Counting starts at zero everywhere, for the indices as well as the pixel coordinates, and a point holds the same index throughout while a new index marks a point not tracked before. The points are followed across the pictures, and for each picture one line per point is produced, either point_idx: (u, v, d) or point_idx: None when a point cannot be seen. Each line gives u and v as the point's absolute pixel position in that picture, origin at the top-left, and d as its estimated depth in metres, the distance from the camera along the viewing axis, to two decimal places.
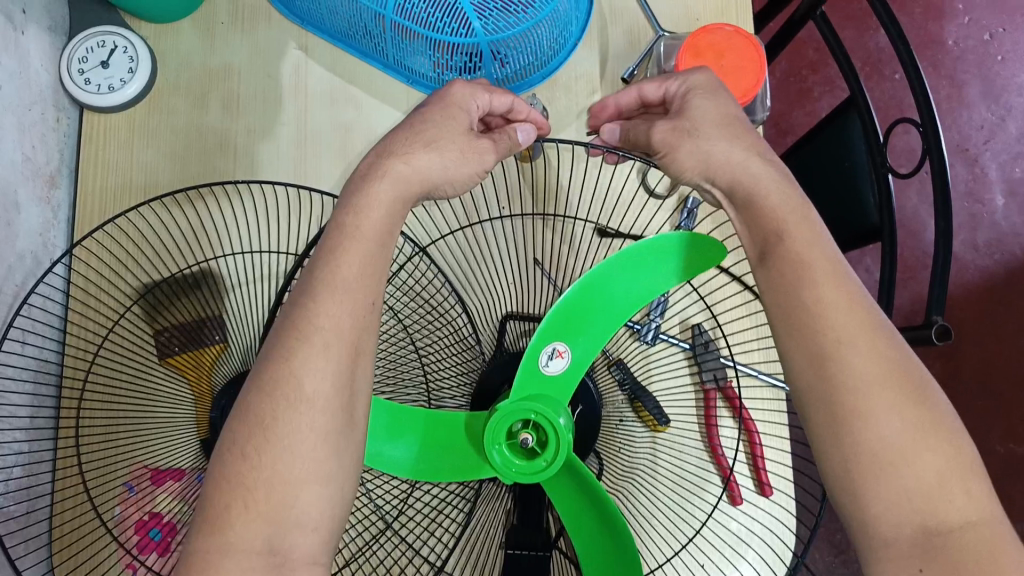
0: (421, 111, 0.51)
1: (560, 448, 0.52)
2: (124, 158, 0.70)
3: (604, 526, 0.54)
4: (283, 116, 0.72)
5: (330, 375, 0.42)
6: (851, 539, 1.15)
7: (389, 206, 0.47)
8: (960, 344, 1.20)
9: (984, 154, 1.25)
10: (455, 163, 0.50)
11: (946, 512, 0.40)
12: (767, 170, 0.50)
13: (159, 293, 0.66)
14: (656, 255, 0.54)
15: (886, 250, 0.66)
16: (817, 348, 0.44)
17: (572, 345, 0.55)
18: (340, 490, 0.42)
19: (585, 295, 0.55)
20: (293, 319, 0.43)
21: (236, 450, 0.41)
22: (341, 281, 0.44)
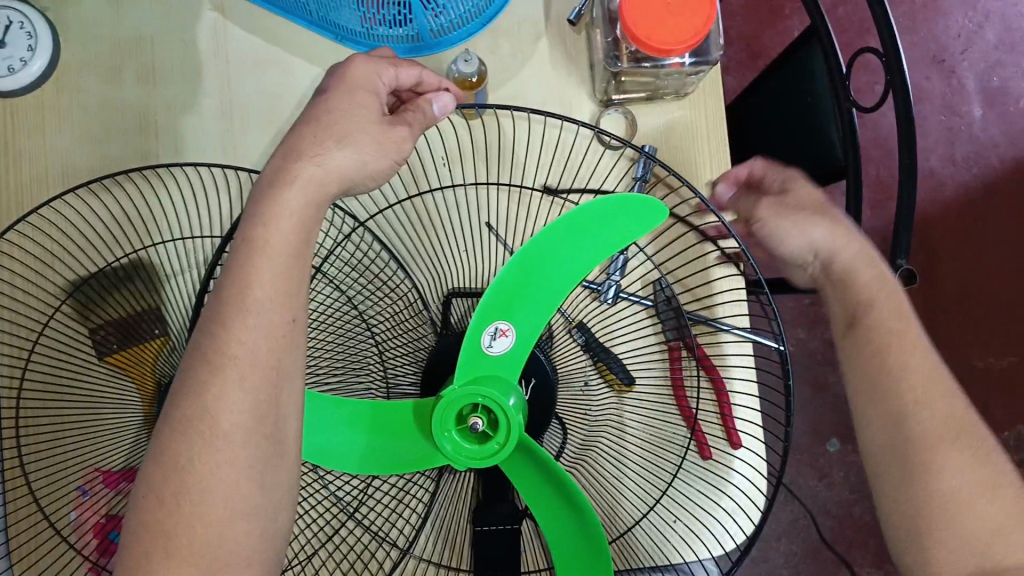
0: (323, 96, 0.48)
1: (510, 431, 0.50)
2: (36, 143, 0.65)
3: (568, 502, 0.53)
4: (205, 86, 0.66)
5: (247, 407, 0.43)
6: (833, 462, 1.16)
7: (300, 212, 0.46)
8: (939, 263, 1.18)
9: (962, 64, 1.20)
10: (372, 157, 0.49)
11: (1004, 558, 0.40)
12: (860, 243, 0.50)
13: (89, 290, 0.63)
14: (595, 223, 0.51)
15: (852, 189, 0.64)
16: (896, 404, 0.44)
17: (514, 323, 0.53)
18: (271, 522, 0.43)
19: (524, 269, 0.52)
20: (204, 351, 0.43)
21: (154, 496, 0.42)
22: (252, 304, 0.44)
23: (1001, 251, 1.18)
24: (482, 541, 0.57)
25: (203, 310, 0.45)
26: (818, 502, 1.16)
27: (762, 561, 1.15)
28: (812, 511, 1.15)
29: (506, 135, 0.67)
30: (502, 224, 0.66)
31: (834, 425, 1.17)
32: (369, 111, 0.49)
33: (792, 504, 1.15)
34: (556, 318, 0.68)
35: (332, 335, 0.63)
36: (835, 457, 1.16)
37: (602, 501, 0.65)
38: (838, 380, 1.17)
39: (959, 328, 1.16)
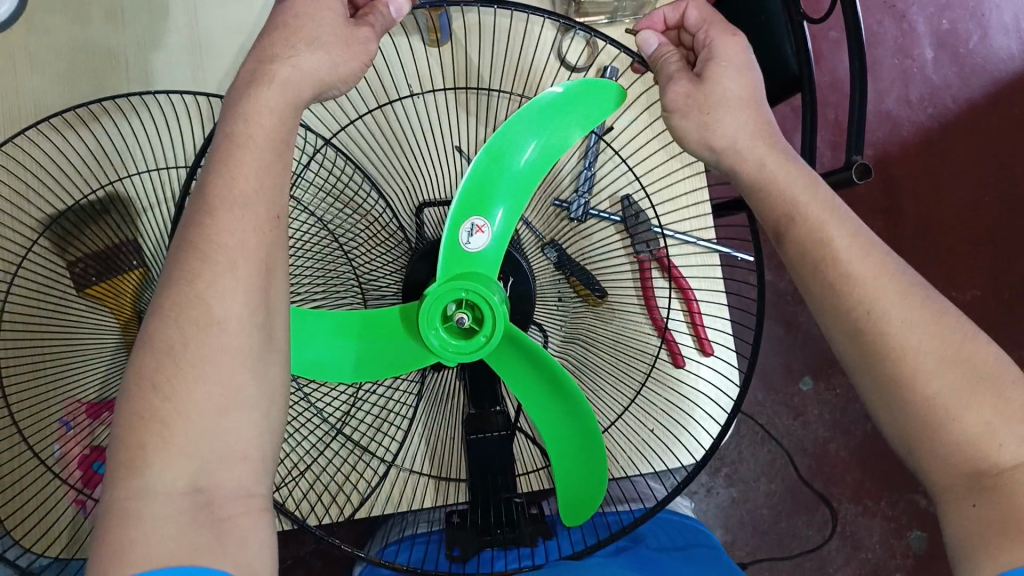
0: (287, 2, 0.50)
1: (496, 321, 0.52)
2: (6, 84, 0.66)
3: (555, 390, 0.55)
4: (170, 21, 0.67)
5: (241, 296, 0.44)
6: (809, 401, 1.19)
7: (279, 112, 0.48)
8: (901, 201, 1.21)
9: (911, 9, 1.24)
10: (342, 60, 0.50)
11: (997, 456, 0.41)
12: (768, 151, 0.52)
13: (67, 222, 0.64)
14: (560, 110, 0.52)
15: (807, 102, 0.66)
16: (855, 323, 0.45)
17: (489, 219, 0.54)
18: (265, 414, 0.44)
19: (493, 162, 0.53)
20: (191, 240, 0.44)
21: (145, 383, 0.41)
22: (239, 195, 0.45)
23: (959, 187, 1.22)
24: (476, 448, 0.59)
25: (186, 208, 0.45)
26: (795, 440, 1.19)
27: (743, 501, 1.17)
28: (789, 450, 1.18)
29: (469, 55, 0.69)
30: (468, 139, 0.69)
31: (806, 364, 1.20)
32: (335, 13, 0.50)
33: (769, 444, 1.18)
34: (526, 233, 0.69)
35: (306, 253, 0.64)
36: (809, 396, 1.19)
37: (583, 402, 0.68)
38: (809, 320, 1.20)
39: (924, 263, 1.20)
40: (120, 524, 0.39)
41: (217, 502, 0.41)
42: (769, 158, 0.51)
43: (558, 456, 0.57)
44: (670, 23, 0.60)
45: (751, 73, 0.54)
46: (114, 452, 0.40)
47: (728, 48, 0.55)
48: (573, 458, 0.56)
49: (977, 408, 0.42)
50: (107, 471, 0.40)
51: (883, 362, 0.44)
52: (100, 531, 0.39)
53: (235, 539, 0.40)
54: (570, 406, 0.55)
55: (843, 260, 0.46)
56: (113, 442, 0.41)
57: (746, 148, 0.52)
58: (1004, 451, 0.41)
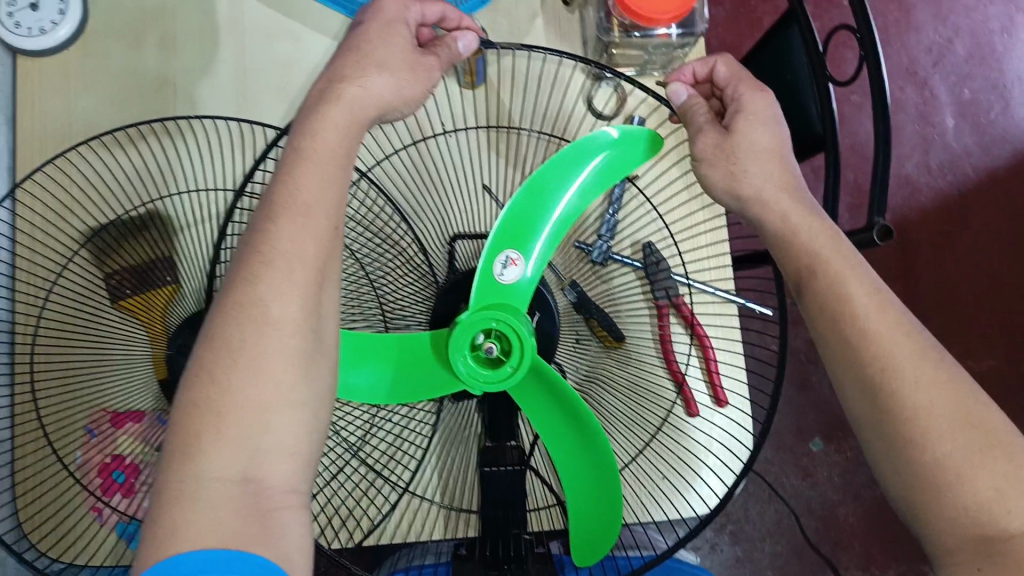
0: (360, 29, 0.52)
1: (524, 353, 0.53)
2: (62, 104, 0.69)
3: (575, 426, 0.56)
4: (220, 52, 0.71)
5: (298, 299, 0.45)
6: (817, 462, 1.18)
7: (344, 128, 0.49)
8: (917, 266, 1.22)
9: (934, 77, 1.26)
10: (408, 84, 0.52)
11: (1005, 521, 0.41)
12: (795, 206, 0.53)
13: (108, 236, 0.66)
14: (600, 153, 0.54)
15: (831, 161, 0.67)
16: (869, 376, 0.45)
17: (524, 255, 0.55)
18: (312, 414, 0.45)
19: (531, 201, 0.55)
20: (254, 242, 0.46)
21: (204, 375, 0.43)
22: (301, 205, 0.47)
23: (976, 256, 1.23)
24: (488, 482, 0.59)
25: (252, 216, 0.47)
26: (803, 502, 1.18)
27: (747, 561, 1.16)
28: (798, 512, 1.17)
29: (503, 101, 0.71)
30: (498, 179, 0.70)
31: (816, 425, 1.19)
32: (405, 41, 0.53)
33: (776, 503, 1.17)
34: (549, 274, 0.69)
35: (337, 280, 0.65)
36: (818, 457, 1.18)
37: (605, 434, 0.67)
38: (820, 381, 1.20)
39: (940, 329, 1.20)
40: (175, 509, 0.40)
41: (265, 493, 0.42)
42: (794, 213, 0.53)
43: (572, 495, 0.58)
44: (699, 77, 0.62)
45: (777, 126, 0.57)
46: (173, 436, 0.42)
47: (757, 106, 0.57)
48: (586, 495, 0.57)
49: (988, 468, 0.41)
50: (165, 455, 0.43)
51: (897, 415, 0.44)
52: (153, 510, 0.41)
53: (278, 527, 0.42)
54: (592, 441, 0.56)
55: (862, 317, 0.47)
56: (170, 429, 0.43)
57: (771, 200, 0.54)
58: (1013, 518, 0.41)
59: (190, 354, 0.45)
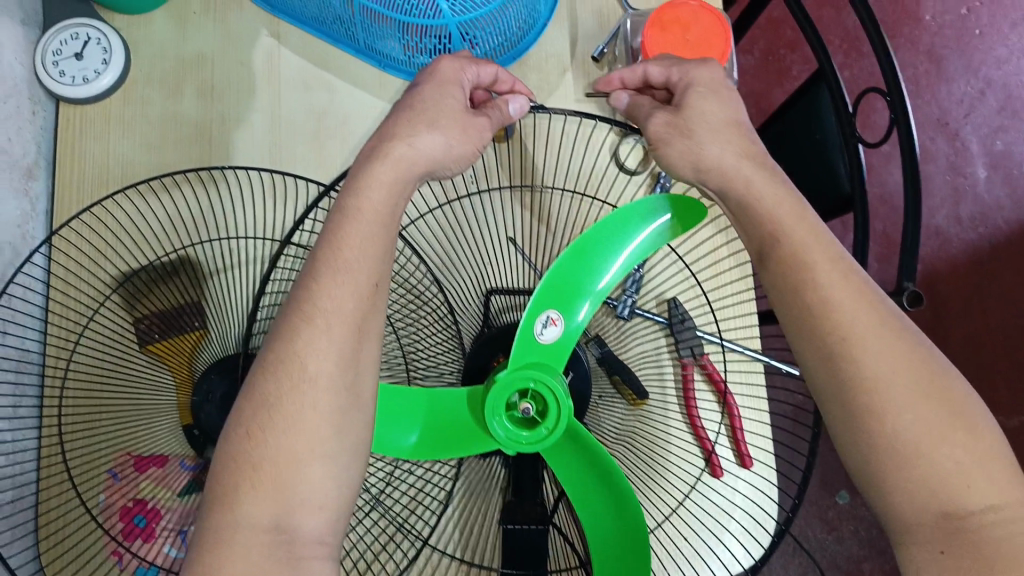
0: (416, 91, 0.52)
1: (561, 414, 0.53)
2: (102, 150, 0.71)
3: (606, 487, 0.56)
4: (256, 103, 0.72)
5: (334, 354, 0.45)
6: (843, 515, 1.15)
7: (389, 186, 0.49)
8: (947, 318, 1.20)
9: (965, 128, 1.25)
10: (458, 143, 0.52)
11: (967, 498, 0.42)
12: (823, 247, 0.49)
13: (139, 281, 0.68)
14: (648, 218, 0.55)
15: (859, 221, 0.68)
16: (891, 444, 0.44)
17: (566, 314, 0.56)
18: (346, 468, 0.44)
19: (577, 261, 0.55)
20: (298, 301, 0.46)
21: (241, 429, 0.43)
22: (343, 263, 0.46)
23: (1009, 308, 1.20)
24: (511, 539, 0.59)
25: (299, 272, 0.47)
26: (828, 556, 1.15)
27: None
28: (822, 566, 1.14)
29: (532, 154, 0.71)
30: (524, 231, 0.69)
31: (841, 477, 1.17)
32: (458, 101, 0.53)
33: (800, 557, 1.14)
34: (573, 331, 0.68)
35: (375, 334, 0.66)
36: (844, 510, 1.16)
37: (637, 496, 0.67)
38: None
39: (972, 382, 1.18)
40: (209, 560, 0.41)
41: (297, 544, 0.42)
42: (826, 256, 0.49)
43: (597, 558, 0.57)
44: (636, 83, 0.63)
45: None
46: (209, 487, 0.43)
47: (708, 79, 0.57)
48: (616, 561, 0.56)
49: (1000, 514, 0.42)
50: (203, 503, 0.43)
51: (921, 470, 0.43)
52: (190, 561, 0.41)
53: None
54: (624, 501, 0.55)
55: (858, 352, 0.45)
56: (211, 482, 0.43)
57: (784, 225, 0.50)
58: (979, 498, 0.42)
59: (233, 409, 0.45)
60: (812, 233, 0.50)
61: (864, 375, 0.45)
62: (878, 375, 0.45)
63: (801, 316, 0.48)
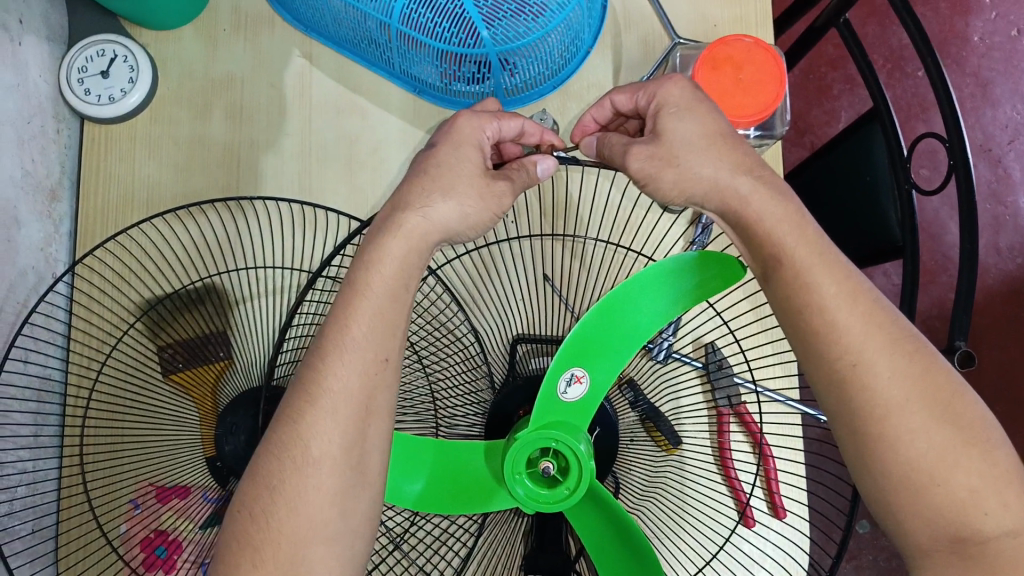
0: (431, 151, 0.49)
1: (582, 476, 0.50)
2: (127, 170, 0.69)
3: (631, 554, 0.51)
4: (287, 125, 0.70)
5: (338, 437, 0.43)
6: (863, 546, 1.13)
7: (402, 259, 0.46)
8: (979, 350, 1.17)
9: (1008, 155, 1.20)
10: (474, 211, 0.49)
11: (981, 524, 0.41)
12: (873, 322, 0.44)
13: (163, 310, 0.66)
14: (685, 274, 0.49)
15: (908, 269, 0.64)
16: (939, 530, 0.41)
17: (590, 370, 0.52)
18: (350, 548, 0.43)
19: (605, 317, 0.51)
20: (305, 379, 0.44)
21: (245, 511, 0.42)
22: (350, 341, 0.44)
23: None
24: None
25: (313, 342, 0.45)
26: None
27: None
28: None
29: (570, 193, 0.68)
30: (560, 271, 0.66)
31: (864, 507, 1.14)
32: (475, 166, 0.49)
33: None
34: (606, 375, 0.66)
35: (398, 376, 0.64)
36: (865, 540, 1.13)
37: (659, 552, 0.64)
38: None
39: (1002, 417, 1.15)
40: None
41: None
42: (879, 335, 0.44)
43: None
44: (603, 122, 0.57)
45: None
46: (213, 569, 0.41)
47: (678, 95, 0.49)
48: None
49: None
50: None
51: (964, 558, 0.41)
52: None
53: None
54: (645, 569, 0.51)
55: (901, 443, 0.42)
56: (219, 559, 0.42)
57: (806, 271, 0.45)
58: (993, 520, 0.41)
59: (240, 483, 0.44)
60: (838, 279, 0.45)
61: (889, 432, 0.42)
62: (902, 428, 0.42)
63: (816, 362, 0.45)
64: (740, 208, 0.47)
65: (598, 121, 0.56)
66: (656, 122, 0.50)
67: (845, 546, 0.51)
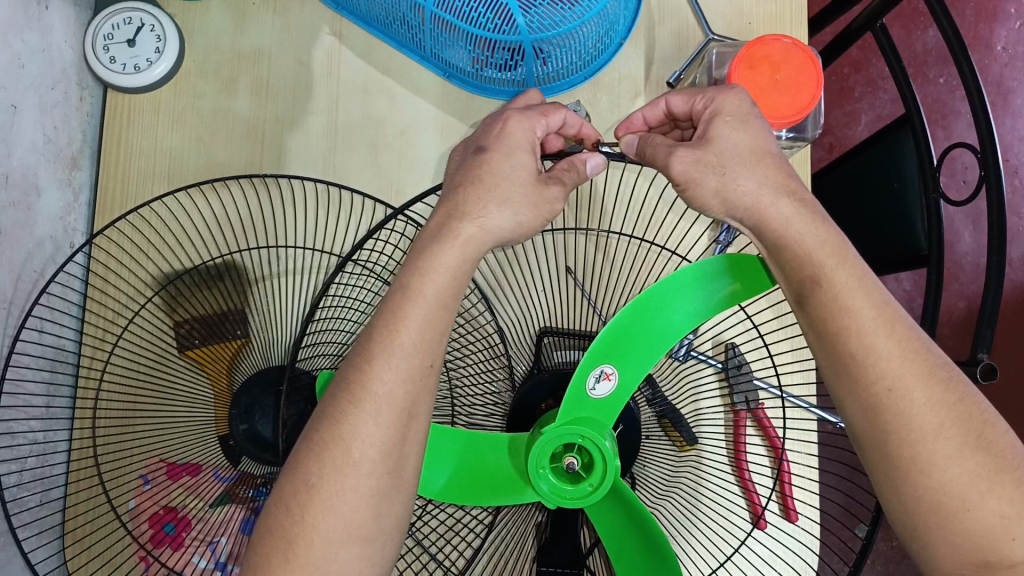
0: (484, 156, 0.48)
1: (606, 474, 0.50)
2: (149, 141, 0.68)
3: (651, 554, 0.51)
4: (314, 104, 0.69)
5: (379, 440, 0.42)
6: None
7: (455, 269, 0.45)
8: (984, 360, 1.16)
9: None
10: (527, 220, 0.48)
11: (1010, 549, 0.41)
12: (905, 345, 0.43)
13: (182, 285, 0.66)
14: (719, 276, 0.49)
15: (931, 278, 0.63)
16: (974, 556, 0.41)
17: (620, 368, 0.51)
18: (380, 548, 0.43)
19: (637, 315, 0.50)
20: (348, 379, 0.43)
21: (283, 505, 0.42)
22: (399, 348, 0.43)
23: None
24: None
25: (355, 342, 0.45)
26: None
27: None
28: None
29: (599, 189, 0.68)
30: (584, 265, 0.66)
31: None
32: (527, 172, 0.48)
33: None
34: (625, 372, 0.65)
35: None
36: None
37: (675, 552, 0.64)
38: None
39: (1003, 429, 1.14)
40: None
41: None
42: (912, 364, 0.43)
43: None
44: (652, 123, 0.57)
45: None
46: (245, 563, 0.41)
47: (735, 106, 0.49)
48: None
49: None
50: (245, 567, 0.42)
51: None
52: None
53: None
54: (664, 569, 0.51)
55: (936, 469, 0.41)
56: (250, 553, 0.42)
57: (845, 294, 0.44)
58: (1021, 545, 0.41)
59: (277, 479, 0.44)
60: (876, 305, 0.44)
61: (922, 458, 0.41)
62: (936, 453, 0.41)
63: (849, 385, 0.44)
64: (780, 228, 0.46)
65: (649, 121, 0.56)
66: (709, 126, 0.49)
67: (864, 556, 0.51)
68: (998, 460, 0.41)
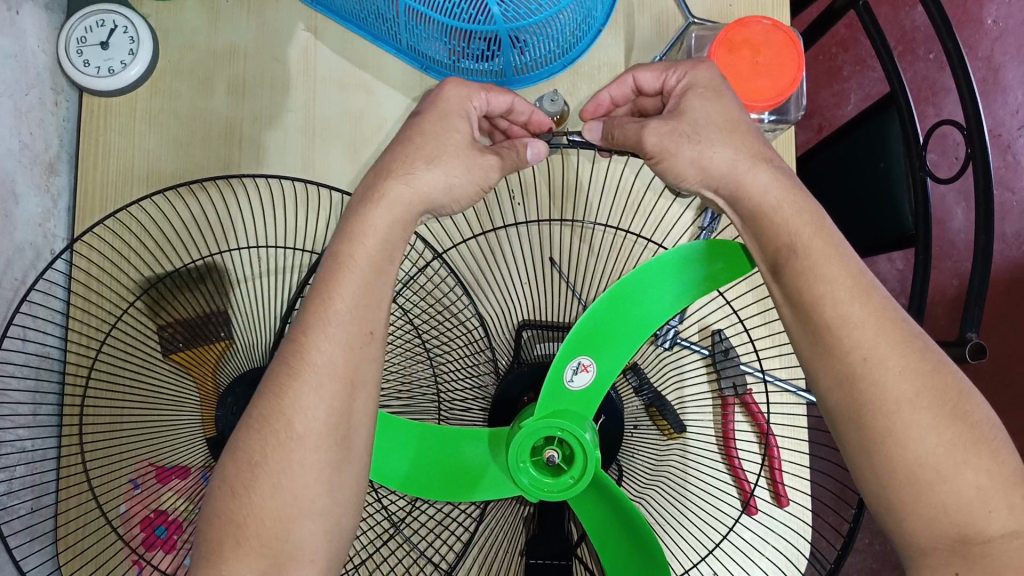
0: (416, 121, 0.48)
1: (587, 465, 0.49)
2: (127, 145, 0.68)
3: (635, 544, 0.51)
4: (291, 101, 0.68)
5: (323, 414, 0.42)
6: None
7: (386, 230, 0.46)
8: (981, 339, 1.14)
9: (1018, 142, 1.16)
10: (460, 180, 0.48)
11: (984, 523, 0.39)
12: (879, 319, 0.43)
13: (164, 288, 0.65)
14: (696, 263, 0.48)
15: (920, 256, 0.62)
16: (951, 531, 0.40)
17: (598, 359, 0.51)
18: (338, 520, 0.43)
19: (614, 304, 0.49)
20: (285, 356, 0.43)
21: (226, 487, 0.41)
22: (334, 315, 0.43)
23: None
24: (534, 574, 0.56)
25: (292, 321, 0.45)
26: None
27: None
28: None
29: (576, 177, 0.67)
30: (564, 255, 0.65)
31: None
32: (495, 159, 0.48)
33: None
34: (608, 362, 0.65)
35: (399, 357, 0.63)
36: None
37: (663, 540, 0.64)
38: None
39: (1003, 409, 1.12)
40: None
41: None
42: (886, 339, 0.42)
43: None
44: (618, 101, 0.57)
45: None
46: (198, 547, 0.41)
47: (705, 87, 0.49)
48: None
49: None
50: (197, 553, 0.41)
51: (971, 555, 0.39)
52: None
53: None
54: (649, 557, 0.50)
55: (911, 443, 0.40)
56: (199, 538, 0.42)
57: (821, 265, 0.44)
58: (991, 518, 0.39)
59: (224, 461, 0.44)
60: (850, 275, 0.44)
61: (896, 428, 0.41)
62: (912, 425, 0.41)
63: (824, 357, 0.43)
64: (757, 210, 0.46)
65: (616, 99, 0.56)
66: (681, 102, 0.50)
67: (852, 538, 0.51)
68: (971, 433, 0.40)
